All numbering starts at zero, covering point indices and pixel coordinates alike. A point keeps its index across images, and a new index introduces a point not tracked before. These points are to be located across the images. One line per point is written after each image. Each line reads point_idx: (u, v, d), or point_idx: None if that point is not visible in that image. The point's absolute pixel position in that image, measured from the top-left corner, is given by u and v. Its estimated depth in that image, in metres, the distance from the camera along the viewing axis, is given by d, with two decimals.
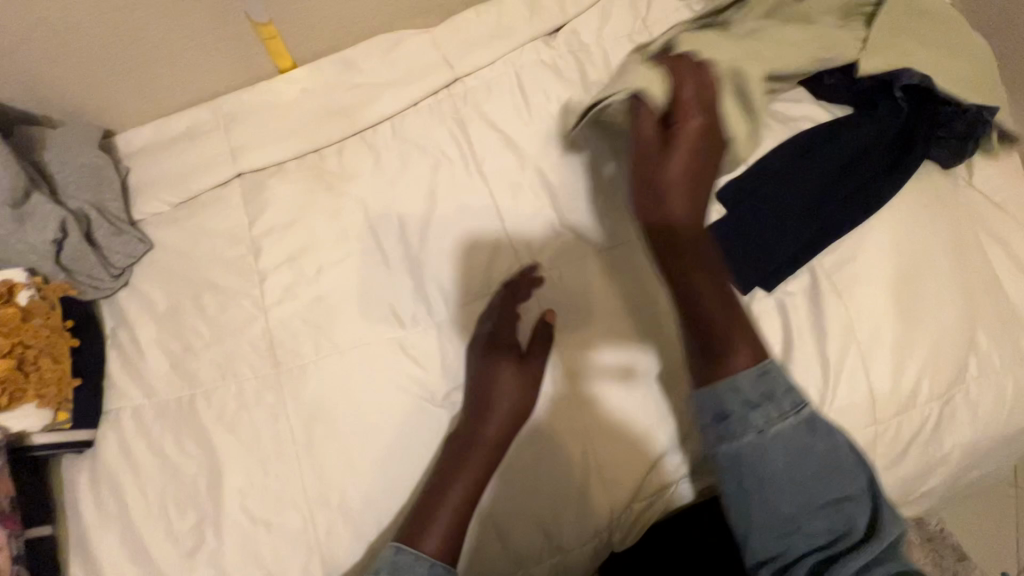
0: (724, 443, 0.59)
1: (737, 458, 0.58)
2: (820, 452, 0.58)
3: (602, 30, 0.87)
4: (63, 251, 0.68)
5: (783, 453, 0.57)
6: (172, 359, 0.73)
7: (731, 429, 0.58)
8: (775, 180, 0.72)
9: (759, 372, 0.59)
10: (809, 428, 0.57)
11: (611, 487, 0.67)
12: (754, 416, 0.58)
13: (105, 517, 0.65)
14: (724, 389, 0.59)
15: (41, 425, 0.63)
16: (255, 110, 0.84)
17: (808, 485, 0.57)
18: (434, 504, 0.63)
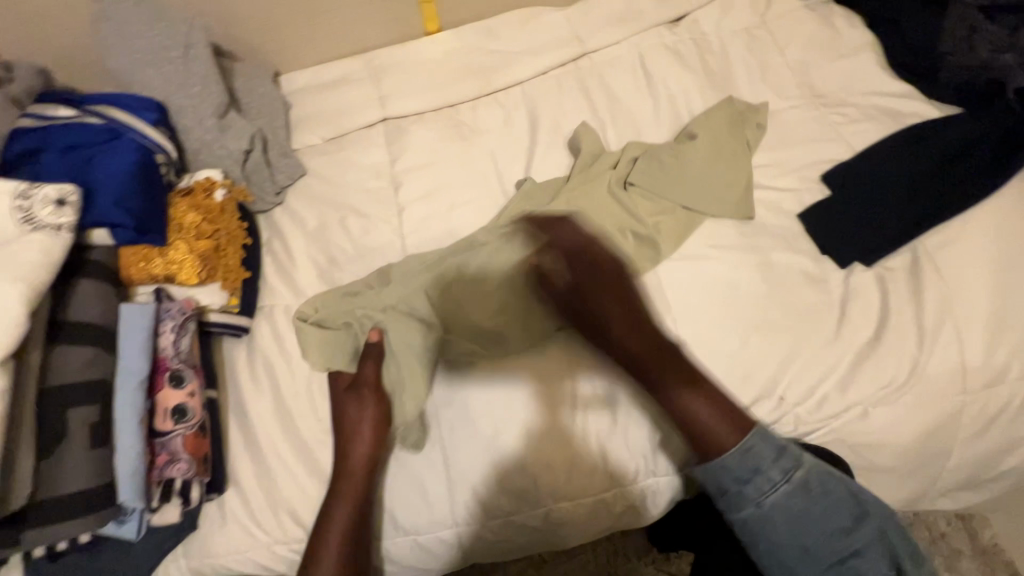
0: (736, 518, 0.66)
1: (746, 525, 0.66)
2: (820, 502, 0.65)
3: (722, 20, 0.94)
4: (248, 163, 0.79)
5: (782, 524, 0.65)
6: (318, 269, 0.81)
7: (734, 500, 0.66)
8: (878, 169, 0.79)
9: (740, 449, 0.65)
10: (803, 482, 0.65)
11: (559, 499, 0.71)
12: (747, 491, 0.65)
13: (259, 393, 0.72)
14: (715, 463, 0.66)
15: (218, 303, 0.71)
16: (403, 64, 0.93)
17: (806, 519, 0.65)
18: (321, 528, 0.64)
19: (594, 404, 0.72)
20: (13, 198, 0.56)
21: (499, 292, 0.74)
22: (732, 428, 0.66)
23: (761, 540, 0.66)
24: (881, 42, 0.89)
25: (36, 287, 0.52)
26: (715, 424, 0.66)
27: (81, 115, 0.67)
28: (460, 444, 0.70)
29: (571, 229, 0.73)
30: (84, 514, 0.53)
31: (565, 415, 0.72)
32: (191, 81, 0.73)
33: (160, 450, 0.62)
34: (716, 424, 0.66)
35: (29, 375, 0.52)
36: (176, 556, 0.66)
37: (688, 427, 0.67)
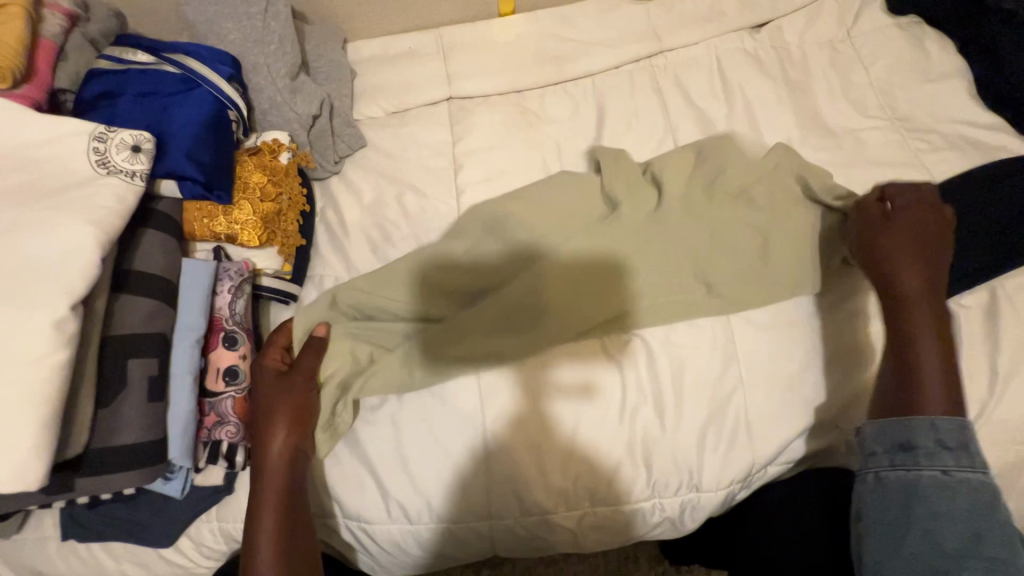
0: (899, 470, 0.62)
1: (909, 488, 0.61)
2: (1000, 519, 0.58)
3: (806, 31, 0.91)
4: (314, 128, 0.78)
5: (963, 499, 0.59)
6: (371, 243, 0.77)
7: (918, 459, 0.61)
8: (959, 200, 0.76)
9: (960, 423, 0.61)
10: (990, 487, 0.59)
11: (569, 481, 0.68)
12: (944, 456, 0.61)
13: None
14: (923, 422, 0.62)
15: (272, 268, 0.70)
16: (473, 43, 0.91)
17: (986, 519, 0.58)
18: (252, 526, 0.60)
19: (571, 394, 0.70)
20: (90, 139, 0.54)
21: (490, 308, 0.69)
22: (944, 391, 0.63)
23: (916, 497, 0.60)
24: (972, 70, 0.85)
25: (110, 232, 0.51)
26: (930, 361, 0.64)
27: (157, 62, 0.65)
28: (472, 415, 0.69)
29: (898, 229, 0.68)
30: (137, 468, 0.52)
31: (549, 406, 0.69)
32: (267, 39, 0.72)
33: (209, 410, 0.62)
34: (935, 371, 0.63)
35: (96, 321, 0.51)
36: (208, 517, 0.65)
37: (903, 353, 0.65)
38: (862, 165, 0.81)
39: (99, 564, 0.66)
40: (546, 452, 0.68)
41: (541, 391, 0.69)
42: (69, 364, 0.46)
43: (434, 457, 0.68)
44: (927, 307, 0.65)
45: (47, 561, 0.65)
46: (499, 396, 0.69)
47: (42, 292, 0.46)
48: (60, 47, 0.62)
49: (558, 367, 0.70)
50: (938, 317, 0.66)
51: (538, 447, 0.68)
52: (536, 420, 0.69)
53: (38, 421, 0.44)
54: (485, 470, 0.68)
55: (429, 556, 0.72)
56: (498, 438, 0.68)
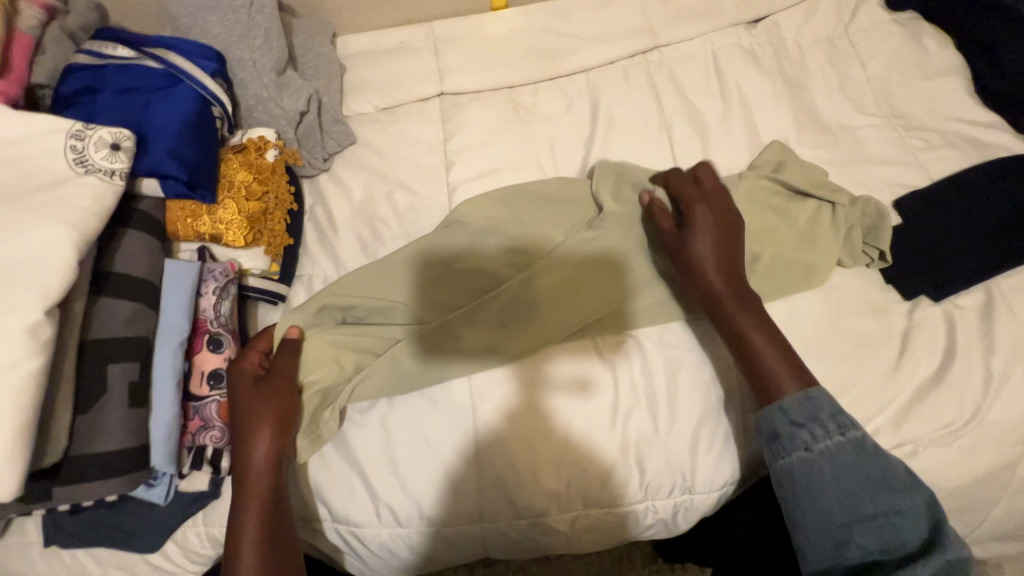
0: (778, 460, 0.63)
1: (792, 472, 0.61)
2: (868, 467, 0.60)
3: (803, 27, 0.89)
4: (302, 125, 0.76)
5: (829, 468, 0.60)
6: (361, 242, 0.76)
7: (784, 446, 0.62)
8: (955, 199, 0.75)
9: (802, 394, 0.63)
10: (853, 444, 0.61)
11: (564, 484, 0.68)
12: (800, 434, 0.62)
13: None
14: (772, 408, 0.63)
15: (259, 268, 0.68)
16: (465, 37, 0.89)
17: (858, 475, 0.60)
18: (235, 528, 0.57)
19: (567, 392, 0.69)
20: (67, 137, 0.53)
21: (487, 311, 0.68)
22: (795, 376, 0.64)
23: (799, 484, 0.61)
24: (970, 67, 0.84)
25: (87, 234, 0.49)
26: (766, 351, 0.65)
27: (138, 57, 0.63)
28: (466, 417, 0.68)
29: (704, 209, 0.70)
30: (117, 475, 0.51)
31: (549, 406, 0.68)
32: (253, 33, 0.70)
33: (193, 415, 0.61)
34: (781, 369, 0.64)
35: (74, 325, 0.50)
36: (195, 522, 0.64)
37: (735, 338, 0.66)
38: (858, 164, 0.80)
39: (83, 570, 0.65)
40: (541, 456, 0.67)
41: (537, 393, 0.69)
42: (44, 371, 0.45)
43: (421, 458, 0.68)
44: (746, 316, 0.66)
45: (30, 567, 0.64)
46: (495, 395, 0.68)
47: (15, 296, 0.45)
48: (36, 40, 0.60)
49: (553, 362, 0.70)
50: (761, 325, 0.66)
51: (532, 451, 0.67)
52: (529, 420, 0.68)
53: (13, 429, 0.43)
54: (477, 472, 0.67)
55: (423, 559, 0.71)
56: (493, 442, 0.68)
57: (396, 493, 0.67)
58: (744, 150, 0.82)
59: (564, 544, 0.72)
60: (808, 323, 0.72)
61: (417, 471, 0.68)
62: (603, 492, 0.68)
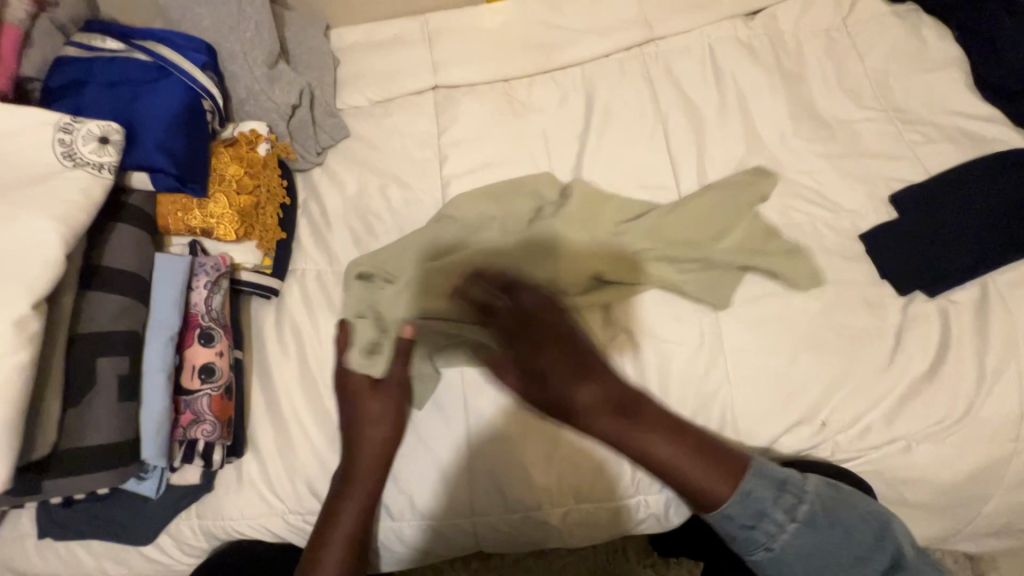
0: (748, 554, 0.59)
1: (761, 566, 0.59)
2: (836, 544, 0.57)
3: (801, 19, 0.88)
4: (294, 118, 0.76)
5: (798, 559, 0.58)
6: (354, 236, 0.76)
7: (742, 547, 0.58)
8: (951, 195, 0.75)
9: (750, 473, 0.58)
10: (807, 522, 0.57)
11: (555, 478, 0.68)
12: (755, 536, 0.57)
13: (288, 360, 0.69)
14: (714, 515, 0.57)
15: (251, 262, 0.68)
16: (460, 29, 0.89)
17: (824, 559, 0.58)
18: (326, 529, 0.62)
19: None
20: (55, 130, 0.53)
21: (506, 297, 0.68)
22: (723, 472, 0.57)
23: (772, 575, 0.59)
24: (969, 60, 0.83)
25: (75, 228, 0.49)
26: (686, 465, 0.57)
27: (128, 49, 0.63)
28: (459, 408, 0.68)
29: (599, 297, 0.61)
30: (106, 469, 0.51)
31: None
32: (244, 26, 0.70)
33: (183, 408, 0.59)
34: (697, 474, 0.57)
35: (62, 319, 0.50)
36: (188, 514, 0.64)
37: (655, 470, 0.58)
38: (855, 158, 0.79)
39: (78, 562, 0.65)
40: (534, 450, 0.68)
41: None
42: (32, 364, 0.45)
43: (419, 450, 0.68)
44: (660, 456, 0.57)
45: (25, 559, 0.65)
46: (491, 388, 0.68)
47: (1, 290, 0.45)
48: (25, 33, 0.60)
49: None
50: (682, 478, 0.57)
51: (524, 445, 0.68)
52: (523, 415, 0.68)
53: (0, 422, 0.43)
54: (469, 466, 0.68)
55: (414, 552, 0.71)
56: (486, 437, 0.68)
57: (391, 483, 0.68)
58: (739, 144, 0.81)
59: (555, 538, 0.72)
60: (800, 318, 0.71)
61: (408, 462, 0.68)
62: (594, 485, 0.69)
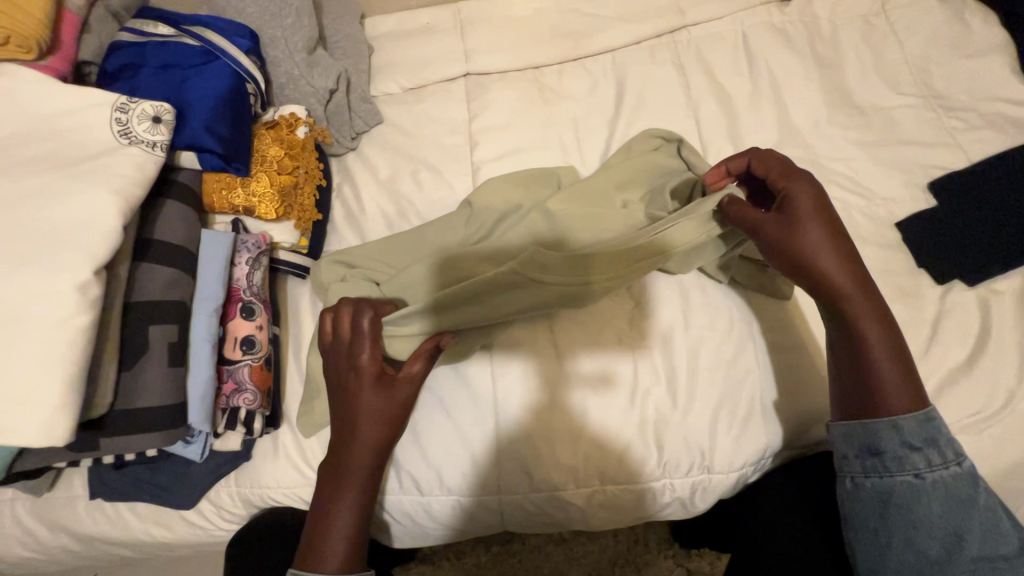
0: (875, 478, 0.58)
1: (889, 494, 0.57)
2: (979, 506, 0.55)
3: (838, 5, 0.87)
4: (330, 104, 0.78)
5: (939, 500, 0.55)
6: (387, 219, 0.78)
7: (888, 466, 0.57)
8: (995, 183, 0.73)
9: (920, 415, 0.56)
10: (970, 478, 0.56)
11: (586, 468, 0.69)
12: (914, 458, 0.56)
13: None
14: (882, 422, 0.56)
15: (288, 242, 0.71)
16: (492, 17, 0.90)
17: (964, 513, 0.55)
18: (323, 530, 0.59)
19: (591, 380, 0.69)
20: (113, 110, 0.56)
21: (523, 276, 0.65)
22: (907, 392, 0.56)
23: (893, 505, 0.57)
24: (1015, 45, 0.81)
25: (132, 201, 0.52)
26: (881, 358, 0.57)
27: (177, 35, 0.66)
28: (489, 394, 0.69)
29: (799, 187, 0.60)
30: (158, 430, 0.54)
31: (581, 387, 0.69)
32: (285, 12, 0.72)
33: (227, 378, 0.61)
34: (881, 363, 0.57)
35: (117, 287, 0.53)
36: (228, 482, 0.67)
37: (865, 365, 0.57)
38: (892, 145, 0.78)
39: (124, 522, 0.69)
40: (565, 441, 0.68)
41: (565, 372, 0.69)
42: (92, 328, 0.48)
43: (447, 438, 0.69)
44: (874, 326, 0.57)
45: (76, 519, 0.68)
46: (521, 379, 0.69)
47: (66, 257, 0.48)
48: (84, 20, 0.63)
49: (577, 356, 0.70)
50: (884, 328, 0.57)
51: (558, 438, 0.68)
52: (555, 398, 0.69)
53: (63, 381, 0.45)
54: (501, 454, 0.69)
55: (441, 528, 0.73)
56: (520, 431, 0.68)
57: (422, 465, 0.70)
58: (774, 131, 0.80)
59: (574, 519, 0.73)
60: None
61: (441, 447, 0.69)
62: (618, 469, 0.69)
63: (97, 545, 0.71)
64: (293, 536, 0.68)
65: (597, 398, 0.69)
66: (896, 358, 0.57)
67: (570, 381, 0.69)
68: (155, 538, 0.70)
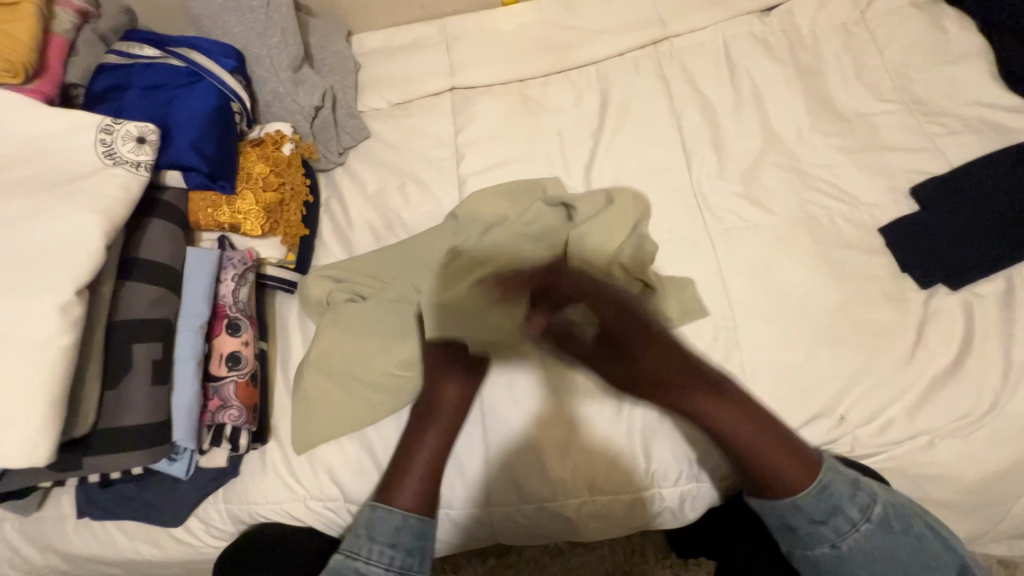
0: (801, 552, 0.66)
1: (817, 564, 0.65)
2: (897, 537, 0.63)
3: (818, 14, 0.88)
4: (317, 120, 0.78)
5: (857, 559, 0.64)
6: (374, 233, 0.78)
7: (805, 540, 0.65)
8: (976, 187, 0.73)
9: (816, 487, 0.64)
10: (880, 521, 0.63)
11: (585, 481, 0.69)
12: (822, 532, 0.64)
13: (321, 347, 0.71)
14: (783, 503, 0.65)
15: (275, 258, 0.71)
16: (477, 32, 0.91)
17: (885, 558, 0.63)
18: (398, 478, 0.65)
19: (593, 393, 0.69)
20: (98, 132, 0.56)
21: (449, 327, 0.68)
22: (792, 461, 0.64)
23: (824, 570, 0.65)
24: (994, 49, 0.82)
25: (115, 221, 0.52)
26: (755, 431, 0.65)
27: (163, 56, 0.67)
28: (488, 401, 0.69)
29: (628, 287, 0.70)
30: (142, 448, 0.54)
31: (570, 398, 0.69)
32: (270, 32, 0.73)
33: (212, 394, 0.61)
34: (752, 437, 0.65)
35: (101, 306, 0.53)
36: (216, 498, 0.67)
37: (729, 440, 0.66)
38: (874, 151, 0.79)
39: (113, 541, 0.68)
40: (568, 457, 0.68)
41: (556, 386, 0.69)
42: (75, 347, 0.48)
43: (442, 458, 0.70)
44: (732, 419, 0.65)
45: (65, 538, 0.68)
46: (517, 393, 0.69)
47: (48, 278, 0.48)
48: (70, 42, 0.64)
49: (563, 362, 0.70)
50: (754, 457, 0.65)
51: (561, 453, 0.68)
52: (549, 413, 0.69)
53: (45, 401, 0.46)
54: (501, 467, 0.69)
55: (434, 541, 0.73)
56: (523, 447, 0.68)
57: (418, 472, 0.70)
58: (756, 139, 0.81)
59: (563, 530, 0.73)
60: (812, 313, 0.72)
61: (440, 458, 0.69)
62: (605, 479, 0.69)
63: (86, 564, 0.71)
64: (283, 552, 0.67)
65: (599, 410, 0.69)
66: (759, 423, 0.65)
67: (573, 394, 0.69)
68: (144, 556, 0.70)
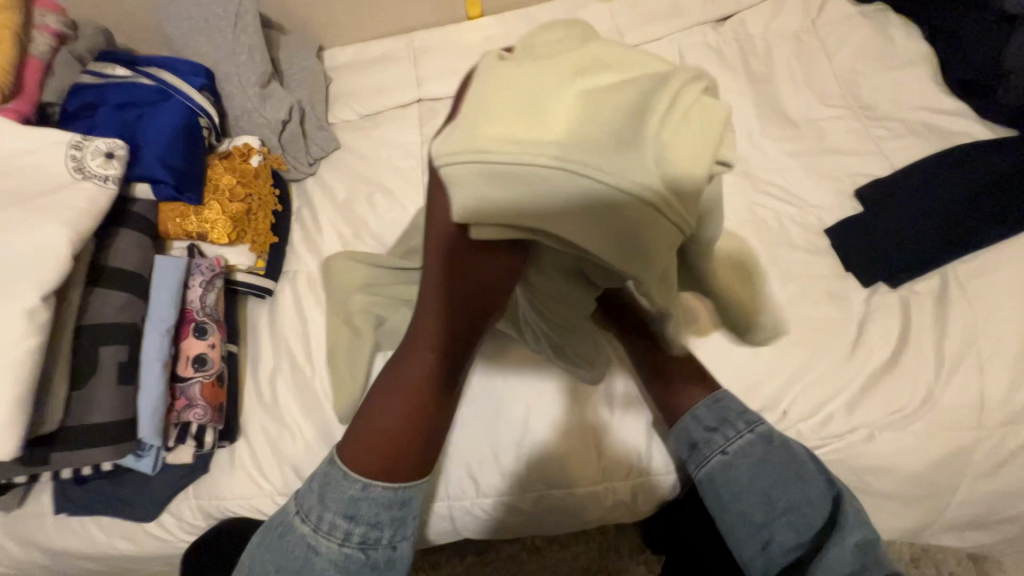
0: (700, 469, 0.65)
1: (713, 480, 0.64)
2: (778, 461, 0.63)
3: (769, 23, 0.91)
4: (285, 132, 0.82)
5: (745, 466, 0.63)
6: (341, 240, 0.81)
7: (701, 452, 0.66)
8: (918, 187, 0.75)
9: (709, 400, 0.68)
10: (762, 438, 0.64)
11: (588, 478, 0.72)
12: (715, 438, 0.66)
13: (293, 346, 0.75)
14: (684, 416, 0.68)
15: (245, 264, 0.75)
16: (443, 45, 0.95)
17: (771, 474, 0.62)
18: (367, 425, 0.59)
19: (620, 402, 0.74)
20: (68, 148, 0.60)
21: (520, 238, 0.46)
22: (700, 387, 0.69)
23: (719, 481, 0.64)
24: (937, 55, 0.84)
25: (82, 232, 0.56)
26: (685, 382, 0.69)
27: (134, 75, 0.71)
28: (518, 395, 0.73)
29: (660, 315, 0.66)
30: (108, 444, 0.57)
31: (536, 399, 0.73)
32: (238, 50, 0.77)
33: (179, 394, 0.65)
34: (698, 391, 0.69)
35: (69, 312, 0.57)
36: (188, 495, 0.71)
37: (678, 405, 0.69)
38: (821, 155, 0.81)
39: (90, 536, 0.72)
40: (584, 454, 0.72)
41: (538, 387, 0.74)
42: (41, 349, 0.52)
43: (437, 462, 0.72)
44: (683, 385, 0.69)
45: (45, 533, 0.72)
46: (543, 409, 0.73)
47: (17, 284, 0.52)
48: (47, 64, 0.69)
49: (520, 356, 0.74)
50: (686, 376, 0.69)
51: (579, 449, 0.72)
52: (564, 426, 0.72)
53: (12, 399, 0.49)
54: (526, 466, 0.72)
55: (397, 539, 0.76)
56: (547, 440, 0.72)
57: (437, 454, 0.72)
58: None
59: (516, 522, 0.75)
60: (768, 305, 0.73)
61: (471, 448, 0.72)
62: (556, 471, 0.71)
63: (66, 559, 0.75)
64: None
65: (618, 412, 0.73)
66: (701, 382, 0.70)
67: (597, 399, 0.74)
68: (121, 551, 0.73)
